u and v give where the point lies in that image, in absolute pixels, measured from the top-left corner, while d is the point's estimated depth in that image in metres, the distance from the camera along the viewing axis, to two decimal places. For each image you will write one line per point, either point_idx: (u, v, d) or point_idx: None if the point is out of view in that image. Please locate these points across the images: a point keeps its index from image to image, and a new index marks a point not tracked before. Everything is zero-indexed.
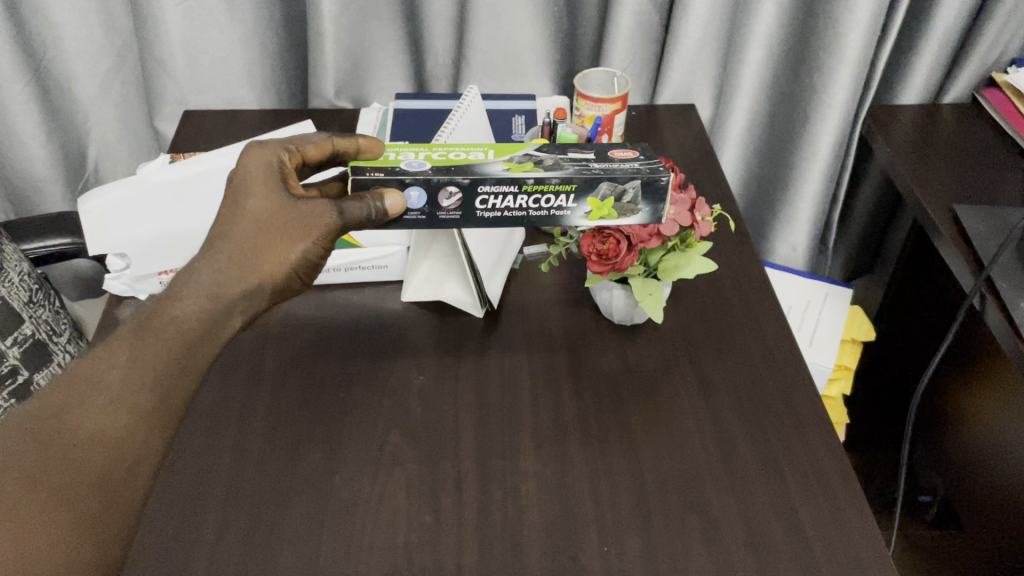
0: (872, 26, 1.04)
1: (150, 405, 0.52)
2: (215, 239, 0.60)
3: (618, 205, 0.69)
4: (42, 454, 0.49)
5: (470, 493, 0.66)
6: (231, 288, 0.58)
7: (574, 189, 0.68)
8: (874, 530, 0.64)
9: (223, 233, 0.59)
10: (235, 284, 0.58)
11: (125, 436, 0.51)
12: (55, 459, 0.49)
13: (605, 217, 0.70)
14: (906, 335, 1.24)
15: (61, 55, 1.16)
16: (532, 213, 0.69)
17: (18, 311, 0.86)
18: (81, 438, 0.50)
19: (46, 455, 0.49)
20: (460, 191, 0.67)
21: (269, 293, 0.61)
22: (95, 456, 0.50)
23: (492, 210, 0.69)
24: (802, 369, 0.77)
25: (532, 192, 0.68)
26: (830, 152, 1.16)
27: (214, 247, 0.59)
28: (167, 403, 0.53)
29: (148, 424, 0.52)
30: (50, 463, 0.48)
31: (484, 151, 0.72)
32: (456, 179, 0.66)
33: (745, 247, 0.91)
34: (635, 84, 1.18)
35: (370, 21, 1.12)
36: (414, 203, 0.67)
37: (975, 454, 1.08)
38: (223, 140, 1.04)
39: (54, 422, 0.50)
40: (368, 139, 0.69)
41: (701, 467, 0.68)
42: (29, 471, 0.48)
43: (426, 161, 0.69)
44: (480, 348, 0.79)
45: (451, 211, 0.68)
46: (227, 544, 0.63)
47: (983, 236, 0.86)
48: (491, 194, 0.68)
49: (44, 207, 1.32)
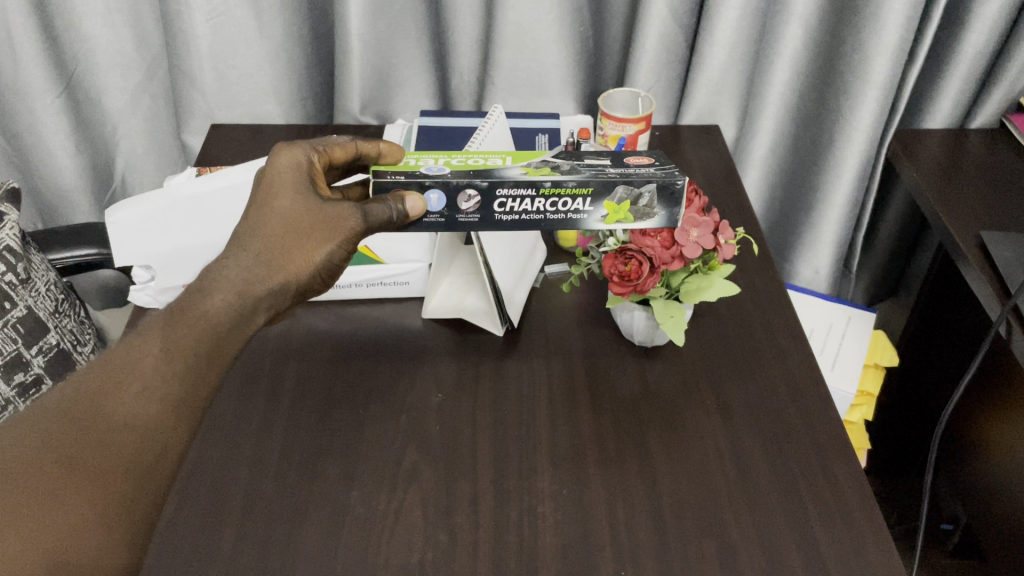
0: (900, 49, 1.04)
1: (181, 395, 0.52)
2: (243, 237, 0.60)
3: (634, 209, 0.69)
4: (77, 437, 0.48)
5: (486, 512, 0.66)
6: (259, 286, 0.58)
7: (591, 192, 0.68)
8: (897, 562, 0.63)
9: (251, 231, 0.60)
10: (262, 283, 0.59)
11: (156, 425, 0.50)
12: (90, 443, 0.48)
13: (621, 221, 0.70)
14: (923, 365, 1.24)
15: (92, 68, 1.18)
16: (549, 217, 0.69)
17: (44, 320, 0.87)
18: (114, 424, 0.49)
19: (80, 437, 0.48)
20: (479, 195, 0.67)
21: (293, 292, 0.61)
22: (128, 440, 0.49)
23: (510, 214, 0.69)
24: (825, 396, 0.76)
25: (549, 196, 0.68)
26: (855, 173, 1.15)
27: (243, 245, 0.60)
28: (196, 394, 0.53)
29: (178, 413, 0.51)
30: (85, 446, 0.48)
31: (501, 158, 0.72)
32: (475, 182, 0.66)
33: (769, 270, 0.90)
34: (659, 104, 1.18)
35: (396, 39, 1.13)
36: (434, 205, 0.68)
37: (992, 483, 1.08)
38: (248, 154, 1.05)
39: (88, 406, 0.49)
40: (389, 144, 0.70)
41: (720, 490, 0.68)
42: (63, 451, 0.47)
43: (446, 166, 0.69)
44: (499, 366, 0.79)
45: (470, 213, 0.68)
46: (243, 559, 0.63)
47: (1010, 264, 0.85)
48: (509, 197, 0.68)
49: (72, 218, 1.34)
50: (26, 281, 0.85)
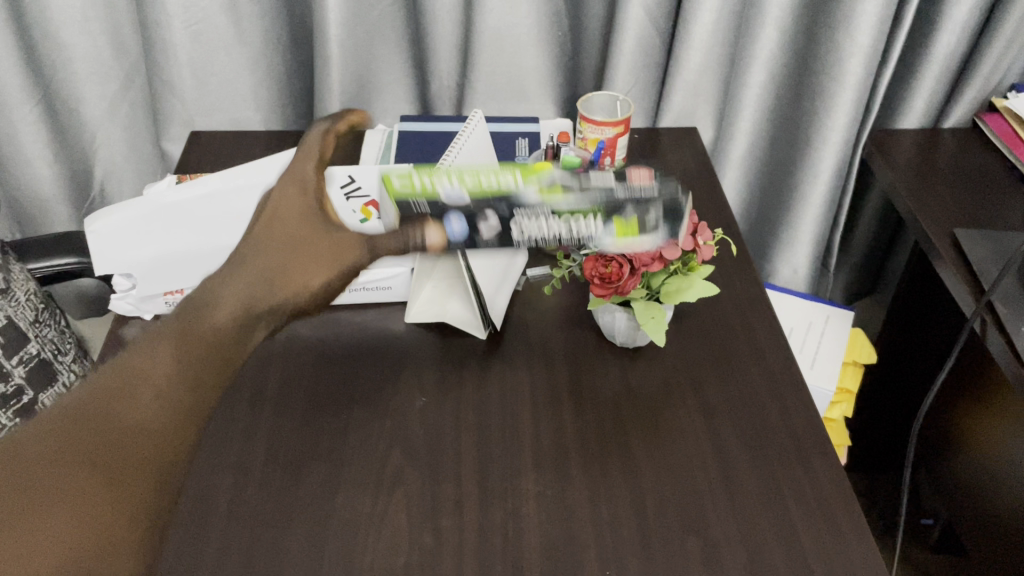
0: (873, 51, 1.05)
1: (188, 402, 0.52)
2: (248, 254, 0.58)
3: (642, 227, 0.69)
4: (80, 440, 0.49)
5: (472, 514, 0.66)
6: (267, 302, 0.56)
7: (601, 217, 0.68)
8: (875, 553, 0.64)
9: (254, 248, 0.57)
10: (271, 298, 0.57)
11: (165, 431, 0.51)
12: (96, 449, 0.49)
13: (629, 238, 0.69)
14: (902, 363, 1.26)
15: (69, 76, 1.17)
16: (563, 239, 0.70)
17: (24, 330, 0.87)
18: (120, 430, 0.50)
19: (86, 443, 0.49)
20: (499, 220, 0.68)
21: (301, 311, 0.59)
22: (139, 444, 0.50)
23: (527, 238, 0.70)
24: (804, 393, 0.77)
25: (563, 221, 0.68)
26: (832, 174, 1.17)
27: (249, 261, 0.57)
28: (201, 402, 0.53)
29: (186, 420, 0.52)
30: (95, 450, 0.49)
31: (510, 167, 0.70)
32: (497, 208, 0.68)
33: (747, 269, 0.91)
34: (637, 106, 1.19)
35: (375, 45, 1.13)
36: (455, 232, 0.68)
37: (970, 480, 1.10)
38: (228, 161, 1.05)
39: (94, 413, 0.50)
40: (355, 113, 0.64)
41: (703, 488, 0.68)
42: (69, 457, 0.48)
43: (461, 187, 0.68)
44: (482, 368, 0.79)
45: (488, 237, 0.69)
46: (229, 565, 0.63)
47: (983, 261, 0.87)
48: (525, 222, 0.68)
49: (50, 227, 1.33)
50: (6, 291, 0.85)
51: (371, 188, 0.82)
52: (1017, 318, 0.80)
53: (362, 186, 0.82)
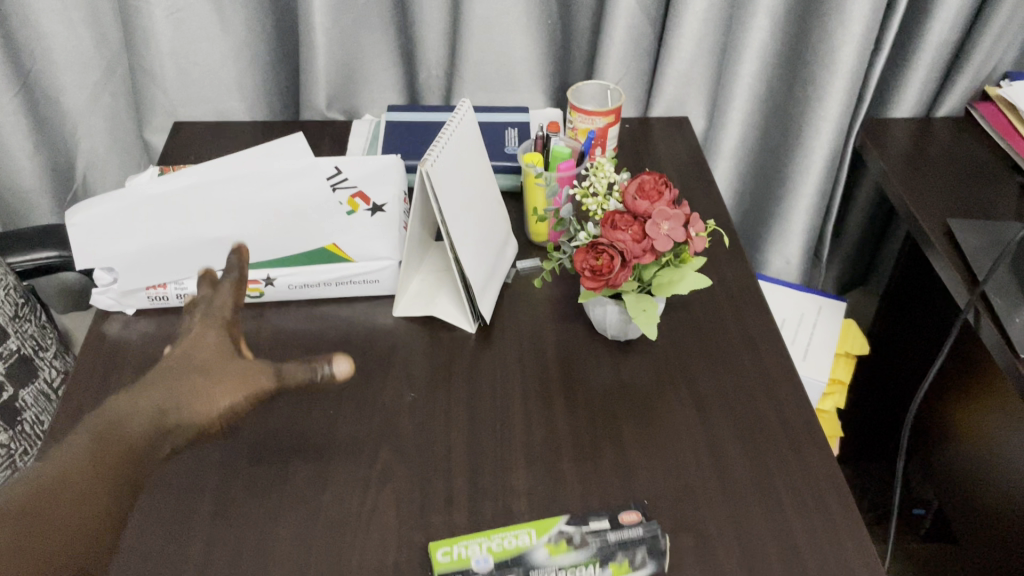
0: (866, 39, 1.04)
1: (106, 512, 0.57)
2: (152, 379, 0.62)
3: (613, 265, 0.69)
4: (31, 536, 0.52)
5: (461, 511, 0.65)
6: (176, 417, 0.60)
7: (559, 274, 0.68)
8: (870, 548, 0.63)
9: (160, 378, 0.62)
10: (178, 414, 0.60)
11: (94, 529, 0.56)
12: (41, 539, 0.53)
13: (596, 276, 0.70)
14: (895, 352, 1.25)
15: (50, 67, 1.15)
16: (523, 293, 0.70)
17: (3, 326, 0.84)
18: (62, 525, 0.54)
19: (32, 537, 0.52)
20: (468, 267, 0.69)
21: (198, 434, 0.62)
22: (68, 539, 0.54)
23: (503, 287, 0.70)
24: (798, 386, 0.76)
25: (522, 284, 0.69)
26: (824, 164, 1.16)
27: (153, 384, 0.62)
28: (105, 509, 0.57)
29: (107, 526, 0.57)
30: (34, 542, 0.52)
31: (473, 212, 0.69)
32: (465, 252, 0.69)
33: (740, 261, 0.90)
34: (628, 96, 1.18)
35: (362, 34, 1.11)
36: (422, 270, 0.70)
37: (963, 470, 1.10)
38: (213, 152, 1.03)
39: (31, 509, 0.53)
40: (240, 253, 0.68)
41: (696, 483, 0.67)
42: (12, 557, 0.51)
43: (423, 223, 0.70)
44: (472, 362, 0.78)
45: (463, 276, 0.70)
46: (212, 566, 0.61)
47: (977, 251, 0.86)
48: None
49: (32, 220, 1.31)
50: None
51: (358, 179, 0.79)
52: (1012, 309, 0.79)
53: (350, 177, 0.78)
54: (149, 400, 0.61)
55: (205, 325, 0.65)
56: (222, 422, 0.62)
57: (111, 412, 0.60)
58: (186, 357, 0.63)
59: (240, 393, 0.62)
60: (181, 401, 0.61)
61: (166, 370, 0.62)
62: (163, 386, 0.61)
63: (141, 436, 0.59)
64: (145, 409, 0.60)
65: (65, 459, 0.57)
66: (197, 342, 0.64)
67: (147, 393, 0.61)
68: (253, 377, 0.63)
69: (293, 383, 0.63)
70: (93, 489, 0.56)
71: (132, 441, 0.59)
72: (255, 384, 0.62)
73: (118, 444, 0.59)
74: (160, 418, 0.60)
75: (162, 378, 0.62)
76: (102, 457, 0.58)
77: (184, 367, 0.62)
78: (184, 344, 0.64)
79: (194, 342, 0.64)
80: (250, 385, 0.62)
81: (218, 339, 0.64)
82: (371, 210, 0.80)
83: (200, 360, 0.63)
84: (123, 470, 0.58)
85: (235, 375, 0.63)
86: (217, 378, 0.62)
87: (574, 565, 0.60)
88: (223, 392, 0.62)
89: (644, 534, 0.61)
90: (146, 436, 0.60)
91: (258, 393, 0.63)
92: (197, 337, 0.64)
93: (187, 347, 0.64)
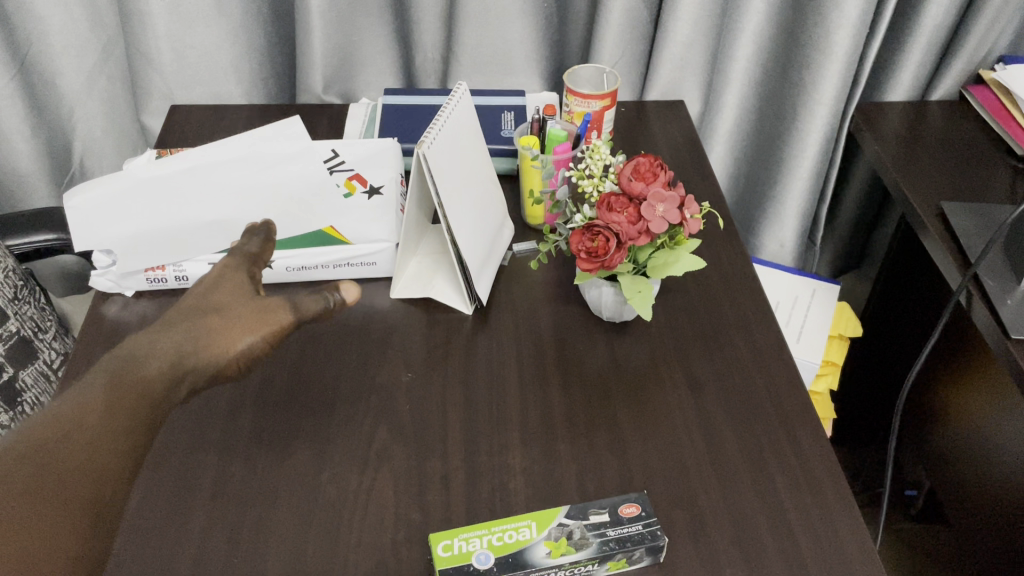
0: (861, 23, 1.04)
1: (121, 457, 0.52)
2: (172, 322, 0.62)
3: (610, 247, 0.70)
4: (36, 476, 0.48)
5: (458, 490, 0.66)
6: (193, 358, 0.60)
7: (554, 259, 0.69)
8: (861, 526, 0.64)
9: (179, 321, 0.62)
10: (197, 355, 0.60)
11: (106, 472, 0.51)
12: (52, 479, 0.48)
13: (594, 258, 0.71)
14: (888, 335, 1.26)
15: (46, 50, 1.15)
16: None
17: (3, 307, 0.85)
18: (71, 468, 0.49)
19: (40, 476, 0.48)
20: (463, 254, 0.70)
21: (215, 376, 0.62)
22: (79, 480, 0.49)
23: None
24: (791, 366, 0.77)
25: None
26: (818, 147, 1.16)
27: (174, 325, 0.61)
28: (121, 450, 0.52)
29: (122, 466, 0.52)
30: (41, 484, 0.48)
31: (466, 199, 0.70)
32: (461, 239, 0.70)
33: (734, 243, 0.91)
34: (624, 80, 1.18)
35: (358, 17, 1.11)
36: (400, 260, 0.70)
37: (954, 450, 1.11)
38: (210, 136, 1.03)
39: (42, 448, 0.49)
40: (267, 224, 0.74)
41: (689, 463, 0.68)
42: (19, 497, 0.46)
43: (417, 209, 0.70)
44: (469, 343, 0.79)
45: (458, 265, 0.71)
46: (212, 544, 0.62)
47: (969, 234, 0.87)
48: None
49: (30, 204, 1.31)
50: None
51: (356, 162, 0.81)
52: (1003, 291, 0.80)
53: (347, 160, 0.81)
54: (167, 341, 0.60)
55: (225, 271, 0.67)
56: (240, 364, 0.62)
57: (127, 353, 0.58)
58: (204, 300, 0.64)
59: (260, 331, 0.63)
60: (199, 340, 0.61)
61: (184, 313, 0.63)
62: (180, 328, 0.61)
63: (161, 377, 0.58)
64: (163, 348, 0.59)
65: (79, 401, 0.53)
66: (216, 286, 0.65)
67: (165, 335, 0.60)
68: (271, 315, 0.64)
69: (310, 313, 0.65)
70: (107, 433, 0.52)
71: (149, 383, 0.57)
72: (274, 321, 0.63)
73: (135, 387, 0.56)
74: (178, 359, 0.59)
75: (179, 321, 0.62)
76: (118, 399, 0.54)
77: (200, 309, 0.63)
78: (203, 288, 0.65)
79: (214, 286, 0.65)
80: (268, 324, 0.63)
81: (235, 282, 0.66)
82: (368, 192, 0.82)
83: (220, 301, 0.64)
84: (141, 412, 0.55)
85: (254, 314, 0.63)
86: (236, 316, 0.63)
87: (574, 563, 0.59)
88: (241, 332, 0.62)
89: (645, 533, 0.61)
90: (165, 376, 0.58)
91: (276, 332, 0.64)
92: (218, 280, 0.66)
93: (206, 291, 0.65)
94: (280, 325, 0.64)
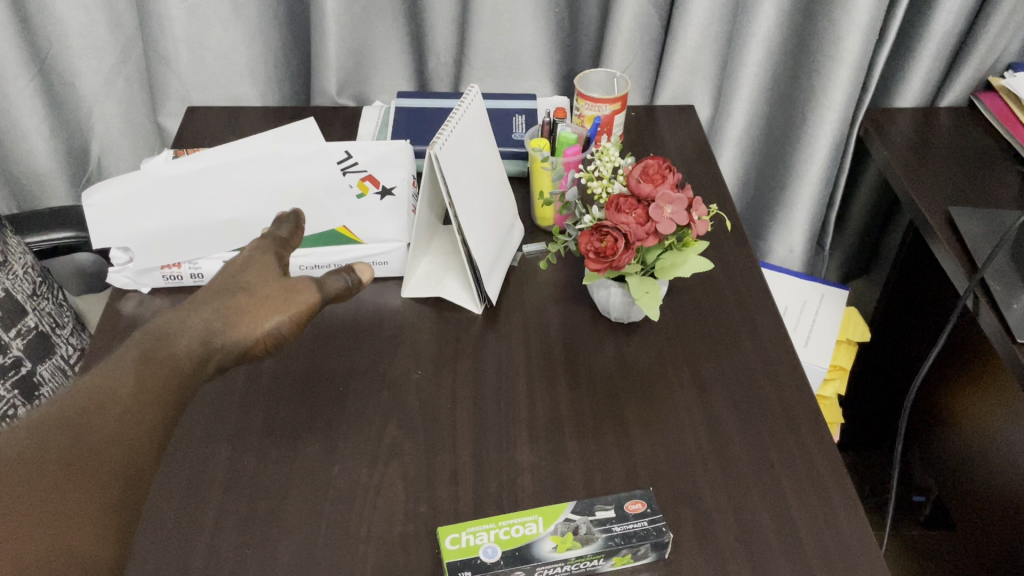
0: (870, 29, 1.05)
1: (149, 431, 0.53)
2: (203, 300, 0.63)
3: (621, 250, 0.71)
4: (69, 447, 0.49)
5: (466, 484, 0.67)
6: (221, 337, 0.61)
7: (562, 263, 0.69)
8: (864, 524, 0.65)
9: (209, 300, 0.63)
10: (226, 333, 0.61)
11: (137, 445, 0.51)
12: (84, 449, 0.49)
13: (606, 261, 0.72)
14: (897, 339, 1.26)
15: (66, 51, 1.17)
16: None
17: (22, 303, 0.87)
18: (102, 440, 0.50)
19: (74, 448, 0.49)
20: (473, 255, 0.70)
21: (244, 353, 0.63)
22: (109, 450, 0.50)
23: None
24: (797, 368, 0.78)
25: None
26: (828, 152, 1.17)
27: (205, 303, 0.62)
28: (150, 426, 0.53)
29: (151, 442, 0.52)
30: (74, 455, 0.48)
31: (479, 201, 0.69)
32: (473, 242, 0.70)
33: (742, 246, 0.92)
34: (635, 84, 1.19)
35: (372, 22, 1.13)
36: None
37: (961, 454, 1.11)
38: (225, 137, 1.05)
39: (76, 420, 0.50)
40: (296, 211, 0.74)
41: (695, 462, 0.69)
42: (53, 467, 0.47)
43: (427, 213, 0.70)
44: (478, 342, 0.80)
45: None
46: (225, 535, 0.63)
47: (977, 239, 0.88)
48: None
49: (48, 202, 1.33)
50: (4, 263, 0.85)
51: (369, 163, 0.81)
52: (1010, 295, 0.81)
53: (360, 161, 0.80)
54: (197, 318, 0.61)
55: (255, 252, 0.68)
56: (266, 344, 0.64)
57: (157, 330, 0.59)
58: (232, 280, 0.65)
59: (287, 312, 0.64)
60: (228, 320, 0.62)
61: (213, 292, 0.64)
62: (210, 307, 0.62)
63: (189, 355, 0.58)
64: (193, 326, 0.60)
65: (109, 374, 0.54)
66: (247, 266, 0.66)
67: (195, 313, 0.61)
68: (298, 295, 0.65)
69: (332, 292, 0.67)
70: (137, 408, 0.53)
71: (179, 361, 0.58)
72: (302, 301, 0.65)
73: (166, 363, 0.57)
74: (208, 338, 0.60)
75: (209, 299, 0.63)
76: (149, 375, 0.55)
77: (226, 290, 0.64)
78: (234, 267, 0.66)
79: (243, 266, 0.66)
80: (295, 304, 0.65)
81: (264, 262, 0.67)
82: (381, 192, 0.82)
83: (248, 281, 0.65)
84: (168, 387, 0.56)
85: (280, 294, 0.65)
86: (263, 297, 0.64)
87: (580, 558, 0.60)
88: (269, 312, 0.64)
89: (649, 529, 0.62)
90: (195, 354, 0.59)
91: (303, 311, 0.65)
92: (248, 260, 0.67)
93: (235, 270, 0.66)
94: (308, 304, 0.65)
